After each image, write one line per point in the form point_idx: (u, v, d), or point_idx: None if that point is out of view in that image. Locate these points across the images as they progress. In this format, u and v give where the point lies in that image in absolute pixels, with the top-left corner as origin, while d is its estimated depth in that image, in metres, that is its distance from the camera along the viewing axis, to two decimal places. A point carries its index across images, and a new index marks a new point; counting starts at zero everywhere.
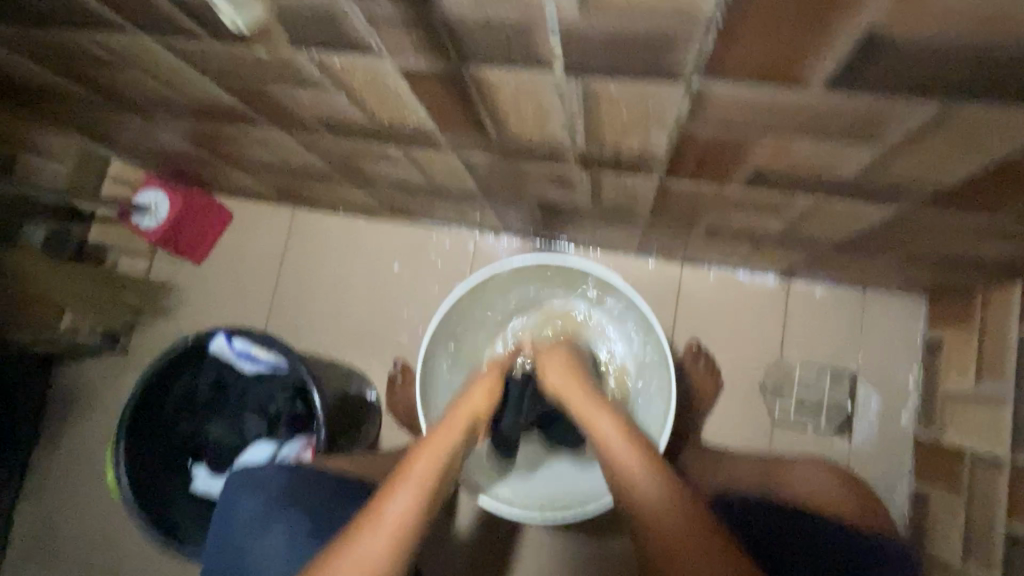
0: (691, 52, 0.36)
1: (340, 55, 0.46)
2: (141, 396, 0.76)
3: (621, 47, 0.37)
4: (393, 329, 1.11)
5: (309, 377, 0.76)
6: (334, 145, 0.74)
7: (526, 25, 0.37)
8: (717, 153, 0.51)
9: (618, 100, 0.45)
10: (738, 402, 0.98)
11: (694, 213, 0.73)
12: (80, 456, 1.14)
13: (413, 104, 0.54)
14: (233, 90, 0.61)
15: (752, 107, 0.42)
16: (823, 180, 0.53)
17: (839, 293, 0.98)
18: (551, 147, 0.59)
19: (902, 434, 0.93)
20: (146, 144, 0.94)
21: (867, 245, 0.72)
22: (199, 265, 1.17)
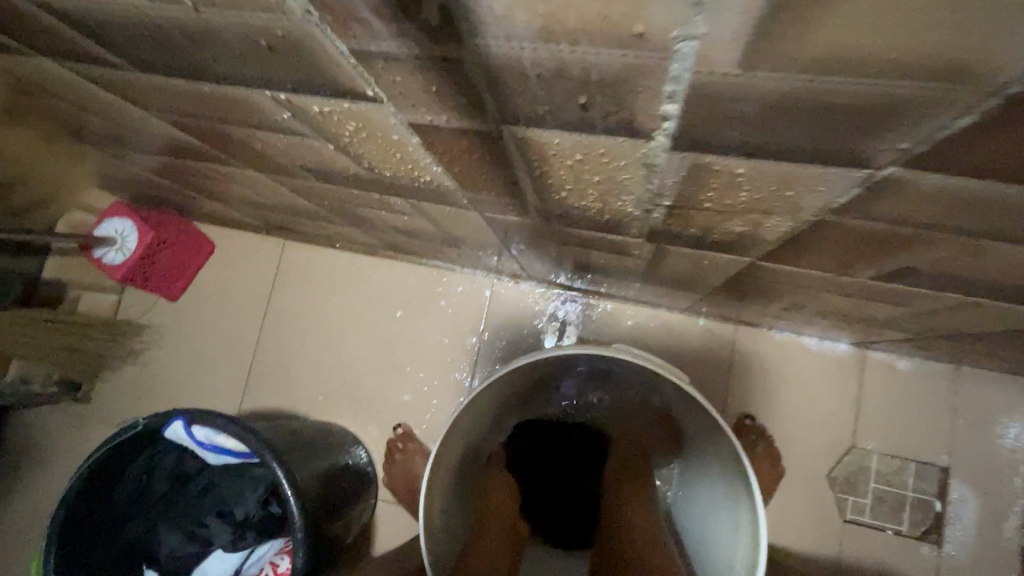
0: (912, 132, 0.21)
1: (320, 102, 0.31)
2: (76, 501, 0.60)
3: (782, 118, 0.22)
4: (394, 386, 0.96)
5: (286, 476, 0.61)
6: (325, 191, 0.58)
7: (622, 81, 0.22)
8: (860, 247, 0.36)
9: (736, 182, 0.30)
10: (801, 495, 0.82)
11: (780, 291, 0.57)
12: (30, 519, 1.00)
13: (427, 162, 0.39)
14: (188, 128, 0.46)
15: (967, 207, 0.26)
16: (1002, 287, 0.37)
17: (927, 368, 0.82)
18: (610, 219, 0.43)
19: (1006, 547, 0.76)
20: (108, 171, 0.80)
21: (1004, 340, 0.56)
22: (174, 303, 1.03)
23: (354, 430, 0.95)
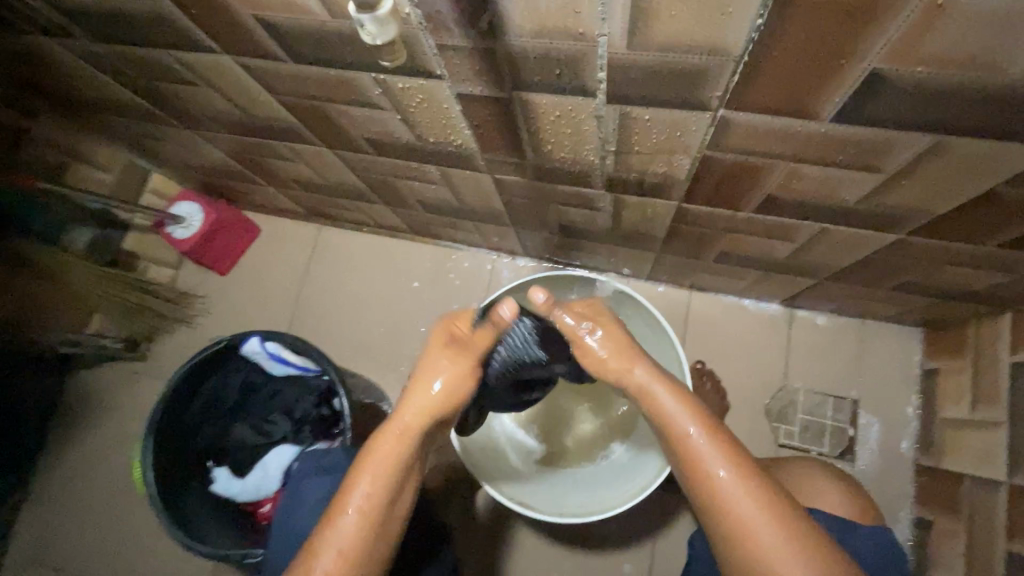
0: (720, 85, 0.43)
1: (406, 79, 0.52)
2: (173, 398, 0.79)
3: (660, 77, 0.43)
4: (410, 344, 1.14)
5: (337, 379, 0.79)
6: (375, 163, 0.79)
7: (580, 59, 0.43)
8: (734, 177, 0.57)
9: (650, 125, 0.51)
10: (743, 425, 1.01)
11: (707, 238, 0.78)
12: (90, 461, 1.15)
13: (462, 126, 0.60)
14: (294, 108, 0.67)
15: (770, 133, 0.48)
16: (828, 207, 0.59)
17: (840, 323, 1.03)
18: (581, 170, 0.64)
19: (903, 462, 0.96)
20: (189, 158, 1.00)
21: (868, 274, 0.77)
22: (224, 277, 1.22)
23: (376, 380, 1.13)
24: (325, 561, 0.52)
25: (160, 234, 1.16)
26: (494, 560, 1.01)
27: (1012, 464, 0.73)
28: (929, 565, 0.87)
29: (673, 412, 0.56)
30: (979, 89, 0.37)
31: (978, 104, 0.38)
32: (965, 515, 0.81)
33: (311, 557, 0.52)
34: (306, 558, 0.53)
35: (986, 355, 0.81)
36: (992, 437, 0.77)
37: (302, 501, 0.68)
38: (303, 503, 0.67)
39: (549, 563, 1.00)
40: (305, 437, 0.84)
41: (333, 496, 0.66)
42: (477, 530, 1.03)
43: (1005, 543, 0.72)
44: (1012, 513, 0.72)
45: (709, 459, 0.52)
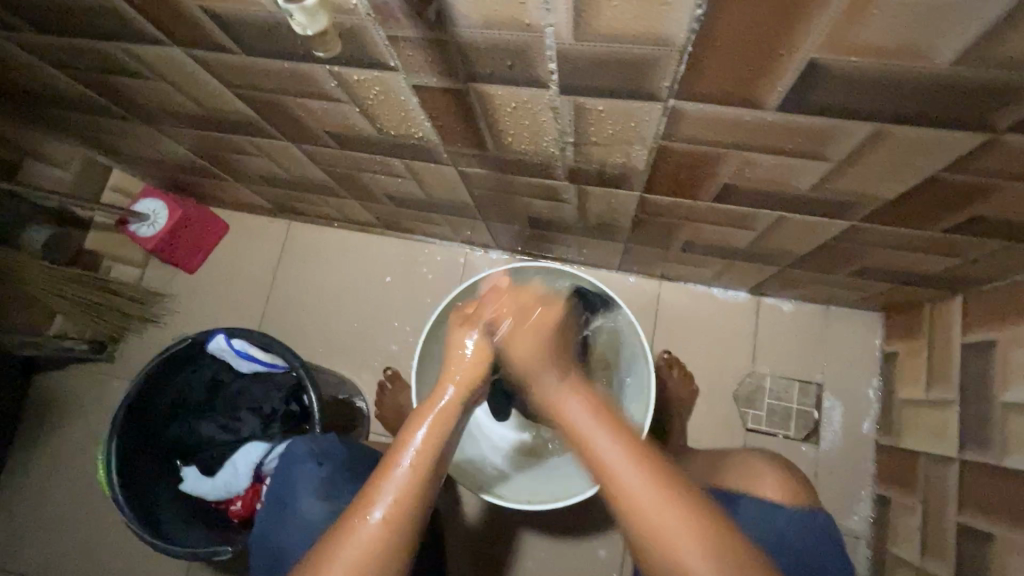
0: (666, 76, 0.43)
1: (361, 71, 0.52)
2: (137, 397, 0.79)
3: (608, 68, 0.44)
4: (383, 339, 1.14)
5: (305, 374, 0.79)
6: (339, 157, 0.78)
7: (528, 49, 0.43)
8: (691, 166, 0.58)
9: (605, 116, 0.51)
10: (712, 410, 1.04)
11: (671, 228, 0.79)
12: (58, 464, 1.13)
13: (421, 118, 0.60)
14: (251, 102, 0.66)
15: (719, 123, 0.48)
16: (782, 194, 0.60)
17: (804, 309, 1.05)
18: (543, 162, 0.65)
19: (865, 442, 0.99)
20: (150, 154, 0.98)
21: (827, 260, 0.79)
22: (192, 275, 1.19)
23: (350, 376, 1.12)
24: (380, 504, 0.50)
25: (123, 233, 1.13)
26: (472, 549, 1.02)
27: (962, 440, 0.76)
28: (889, 540, 0.91)
29: (597, 435, 0.52)
30: (910, 75, 0.38)
31: (912, 92, 0.40)
32: (921, 490, 0.84)
33: (367, 503, 0.50)
34: (360, 504, 0.51)
35: (940, 336, 0.84)
36: (945, 415, 0.80)
37: (298, 485, 0.68)
38: (302, 486, 0.68)
39: (525, 552, 1.02)
40: (274, 433, 0.83)
41: (324, 485, 0.67)
42: (453, 522, 1.03)
43: (956, 515, 0.75)
44: (963, 487, 0.75)
45: (635, 489, 0.49)
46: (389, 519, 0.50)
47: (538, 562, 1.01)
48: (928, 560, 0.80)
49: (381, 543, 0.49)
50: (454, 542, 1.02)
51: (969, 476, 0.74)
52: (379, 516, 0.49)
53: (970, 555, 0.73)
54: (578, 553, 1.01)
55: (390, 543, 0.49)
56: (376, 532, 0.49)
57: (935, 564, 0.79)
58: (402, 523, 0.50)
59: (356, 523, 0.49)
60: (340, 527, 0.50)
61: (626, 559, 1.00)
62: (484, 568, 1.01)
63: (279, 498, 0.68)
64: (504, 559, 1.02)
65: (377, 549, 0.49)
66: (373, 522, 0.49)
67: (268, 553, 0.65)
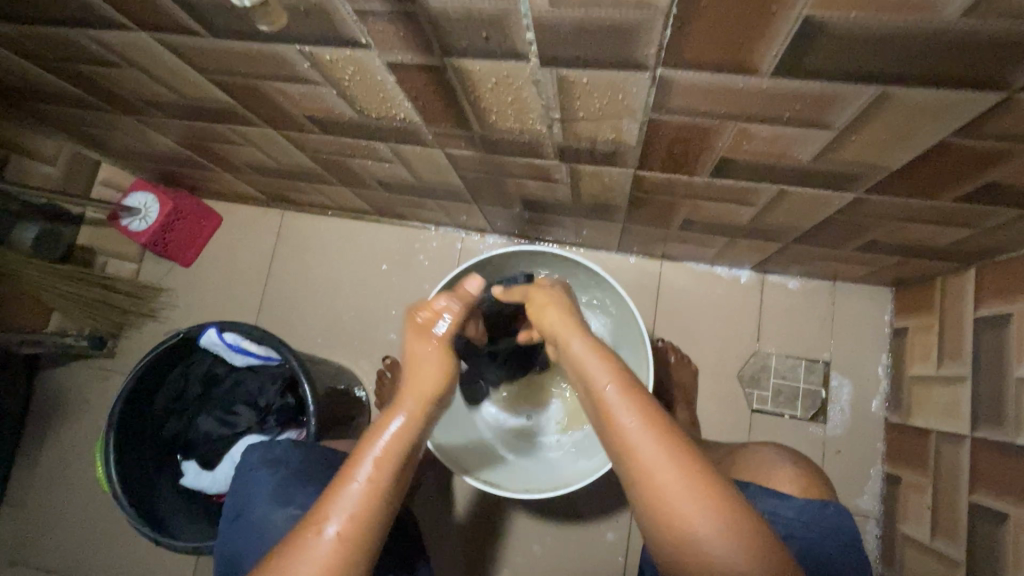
0: (652, 42, 0.40)
1: (333, 50, 0.49)
2: (130, 396, 0.78)
3: (590, 35, 0.41)
4: (381, 328, 1.13)
5: (299, 368, 0.78)
6: (324, 143, 0.76)
7: (504, 18, 0.41)
8: (685, 140, 0.55)
9: (590, 89, 0.48)
10: (717, 393, 1.02)
11: (670, 205, 0.76)
12: (64, 458, 1.14)
13: (400, 98, 0.57)
14: (227, 88, 0.64)
15: (711, 92, 0.45)
16: (782, 167, 0.57)
17: (811, 286, 1.02)
18: (531, 140, 0.62)
19: (874, 420, 0.97)
20: (137, 147, 0.96)
21: (833, 235, 0.76)
22: (188, 268, 1.19)
23: (349, 366, 1.11)
24: (335, 519, 0.50)
25: (116, 227, 1.12)
26: (474, 535, 1.02)
27: (975, 418, 0.73)
28: (898, 519, 0.89)
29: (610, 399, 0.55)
30: (918, 30, 0.35)
31: (920, 50, 0.36)
32: (932, 469, 0.81)
33: (319, 519, 0.50)
34: (313, 521, 0.50)
35: (952, 311, 0.81)
36: (957, 392, 0.77)
37: (251, 492, 0.67)
38: (255, 494, 0.66)
39: (529, 537, 1.01)
40: (270, 425, 0.83)
41: (279, 489, 0.66)
42: (455, 510, 1.03)
43: (968, 495, 0.73)
44: (975, 466, 0.73)
45: (635, 443, 0.52)
46: (343, 535, 0.49)
47: (544, 546, 1.01)
48: (938, 539, 0.78)
49: (340, 558, 0.48)
50: (459, 528, 1.03)
51: (982, 454, 0.71)
52: (334, 532, 0.49)
53: (981, 534, 0.71)
54: (582, 538, 1.00)
55: (344, 557, 0.49)
56: (332, 547, 0.48)
57: (945, 543, 0.77)
58: (357, 540, 0.50)
59: (310, 541, 0.49)
60: (291, 545, 0.49)
61: (631, 543, 0.99)
62: (489, 553, 1.02)
63: (232, 510, 0.67)
64: (510, 542, 1.02)
65: (333, 564, 0.48)
66: (327, 537, 0.49)
67: (228, 565, 0.65)
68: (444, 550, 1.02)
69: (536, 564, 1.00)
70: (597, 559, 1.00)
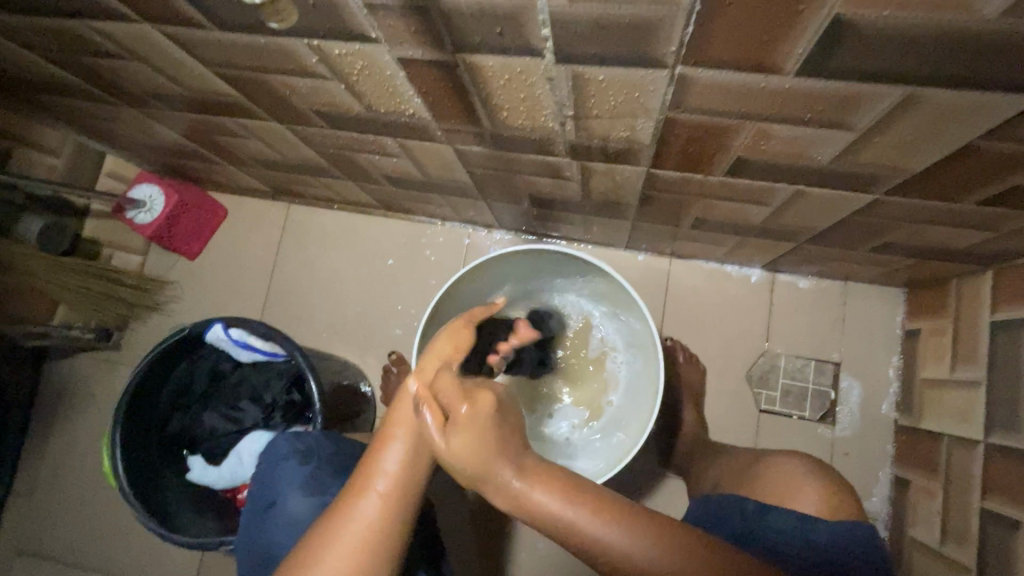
0: (672, 40, 0.39)
1: (342, 44, 0.48)
2: (137, 392, 0.78)
3: (608, 33, 0.39)
4: (387, 323, 1.12)
5: (304, 365, 0.77)
6: (330, 137, 0.75)
7: (519, 14, 0.39)
8: (701, 140, 0.54)
9: (606, 86, 0.47)
10: (726, 393, 1.01)
11: (682, 204, 0.75)
12: (71, 449, 1.14)
13: (409, 94, 0.56)
14: (233, 82, 0.63)
15: (731, 91, 0.44)
16: (801, 167, 0.56)
17: (822, 286, 1.01)
18: (543, 138, 0.60)
19: (884, 423, 0.96)
20: (142, 139, 0.95)
21: (847, 235, 0.74)
22: (193, 261, 1.18)
23: (355, 361, 1.11)
24: (380, 482, 0.50)
25: (121, 220, 1.12)
26: (480, 532, 1.02)
27: (989, 423, 0.72)
28: (906, 522, 0.88)
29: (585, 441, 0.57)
30: (952, 30, 0.33)
31: (950, 51, 0.35)
32: (942, 474, 0.81)
33: (365, 484, 0.50)
34: (358, 485, 0.50)
35: (967, 315, 0.79)
36: (970, 396, 0.76)
37: (281, 483, 0.66)
38: (287, 482, 0.65)
39: (535, 534, 1.01)
40: (276, 422, 0.83)
41: (314, 480, 0.65)
42: (460, 506, 1.03)
43: (980, 501, 0.72)
44: (987, 472, 0.72)
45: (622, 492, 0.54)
46: (390, 495, 0.49)
47: (549, 544, 1.01)
48: (948, 544, 0.78)
49: (380, 523, 0.48)
50: (465, 524, 1.03)
51: (995, 460, 0.70)
52: (377, 496, 0.49)
53: (994, 540, 0.70)
54: None
55: (391, 520, 0.49)
56: (377, 510, 0.49)
57: (955, 548, 0.76)
58: (402, 503, 0.50)
59: (355, 505, 0.49)
60: (336, 511, 0.49)
61: None
62: (495, 550, 1.02)
63: (262, 500, 0.66)
64: (514, 539, 1.02)
65: (380, 527, 0.48)
66: (372, 501, 0.49)
67: (254, 553, 0.64)
68: (450, 547, 1.02)
69: (541, 562, 1.00)
70: None
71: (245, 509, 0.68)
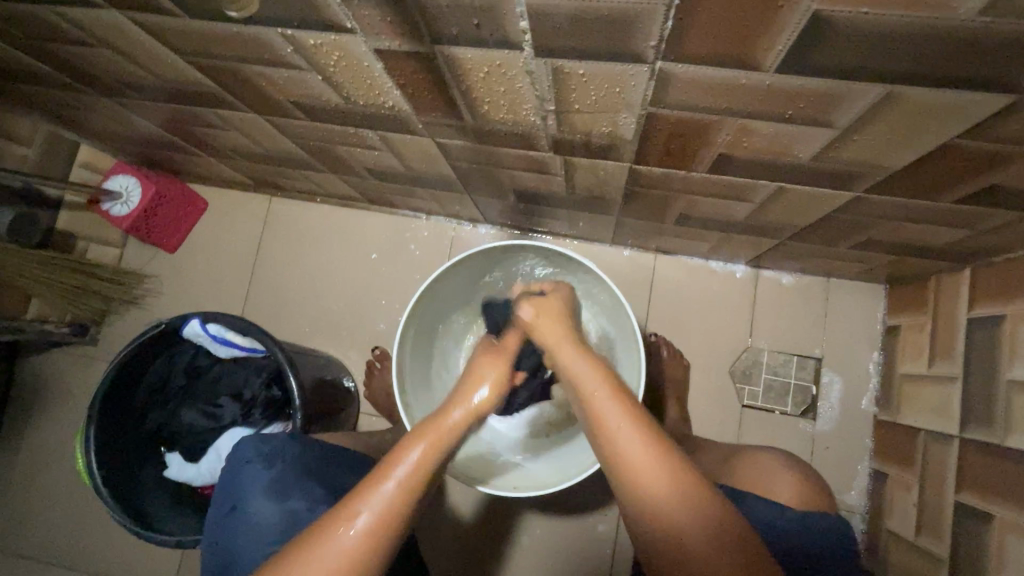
0: (651, 35, 0.38)
1: (317, 35, 0.47)
2: (111, 388, 0.77)
3: (587, 26, 0.39)
4: (371, 318, 1.11)
5: (283, 361, 0.76)
6: (310, 129, 0.73)
7: (496, 6, 0.38)
8: (683, 136, 0.54)
9: (586, 81, 0.46)
10: (709, 388, 1.02)
11: (666, 200, 0.74)
12: (48, 446, 1.12)
13: (388, 86, 0.55)
14: (207, 71, 0.61)
15: (711, 87, 0.44)
16: (783, 165, 0.55)
17: (805, 282, 1.01)
18: (525, 132, 0.60)
19: (863, 417, 0.97)
20: (117, 129, 0.92)
21: (828, 232, 0.75)
22: (173, 254, 1.16)
23: (338, 356, 1.10)
24: (363, 515, 0.49)
25: (97, 212, 1.09)
26: (464, 527, 1.02)
27: (964, 418, 0.73)
28: (883, 515, 0.90)
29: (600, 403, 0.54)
30: (929, 29, 0.33)
31: (928, 49, 0.35)
32: (919, 468, 0.82)
33: (348, 512, 0.49)
34: (342, 513, 0.49)
35: (945, 311, 0.80)
36: (947, 392, 0.77)
37: (245, 487, 0.65)
38: (250, 488, 0.64)
39: (519, 529, 1.02)
40: (255, 418, 0.82)
41: (276, 484, 0.64)
42: (444, 501, 1.03)
43: (954, 494, 0.73)
44: (961, 467, 0.73)
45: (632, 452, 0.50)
46: (371, 531, 0.48)
47: (533, 538, 1.01)
48: (923, 536, 0.79)
49: (357, 557, 0.47)
50: (449, 519, 1.03)
51: (970, 455, 0.72)
52: (360, 528, 0.48)
53: (966, 533, 0.71)
54: (572, 530, 1.01)
55: (367, 554, 0.48)
56: (355, 544, 0.47)
57: (930, 541, 0.78)
58: (382, 540, 0.49)
59: (334, 533, 0.48)
60: (313, 536, 0.48)
61: (621, 536, 1.00)
62: (479, 544, 1.02)
63: (226, 505, 0.65)
64: (498, 533, 1.02)
65: (353, 562, 0.47)
66: (353, 533, 0.48)
67: (218, 560, 0.63)
68: (434, 541, 1.02)
69: (525, 556, 1.01)
70: (586, 551, 1.00)
71: (209, 517, 0.67)
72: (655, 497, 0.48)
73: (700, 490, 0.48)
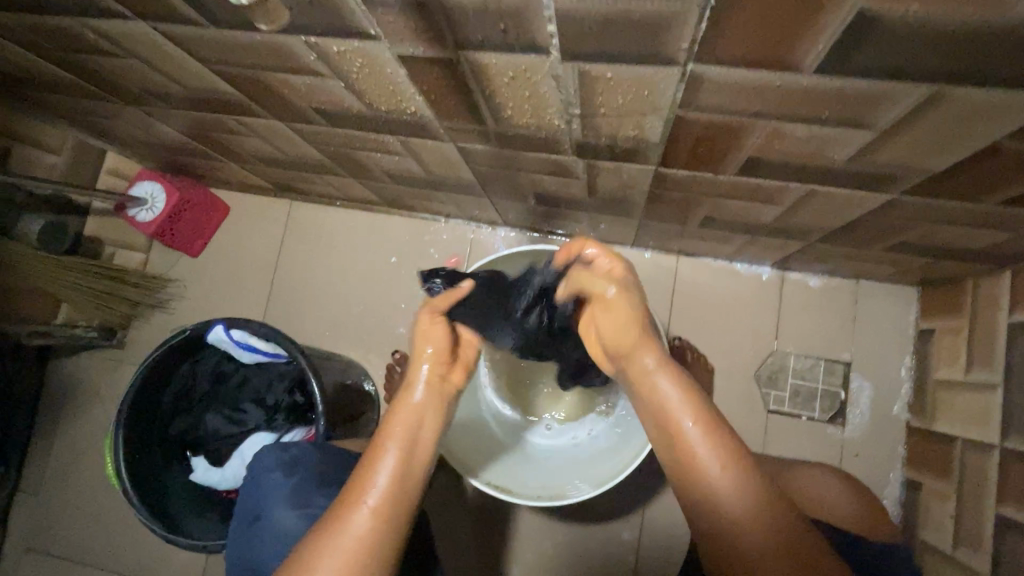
0: (683, 37, 0.37)
1: (341, 42, 0.47)
2: (140, 393, 0.78)
3: (618, 29, 0.38)
4: (390, 322, 1.11)
5: (307, 367, 0.76)
6: (332, 136, 0.73)
7: (524, 10, 0.38)
8: (711, 139, 0.52)
9: (614, 84, 0.45)
10: (734, 393, 1.00)
11: (690, 202, 0.73)
12: (77, 446, 1.15)
13: (411, 92, 0.54)
14: (230, 79, 0.61)
15: (744, 88, 0.42)
16: (816, 168, 0.54)
17: (833, 284, 0.99)
18: (548, 136, 0.59)
19: (895, 423, 0.94)
20: (143, 137, 0.94)
21: (859, 234, 0.72)
22: (196, 258, 1.18)
23: (359, 360, 1.10)
24: (371, 495, 0.52)
25: (123, 217, 1.11)
26: (484, 531, 1.02)
27: (1005, 427, 0.70)
28: (918, 526, 0.87)
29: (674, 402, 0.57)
30: (986, 26, 0.31)
31: (980, 47, 0.33)
32: (956, 477, 0.79)
33: (353, 498, 0.52)
34: (348, 499, 0.52)
35: (984, 316, 0.77)
36: (986, 399, 0.75)
37: (266, 497, 0.65)
38: (270, 498, 0.65)
39: (540, 534, 1.01)
40: (277, 424, 0.82)
41: (296, 493, 0.64)
42: (465, 505, 1.03)
43: (995, 506, 0.71)
44: (1003, 478, 0.70)
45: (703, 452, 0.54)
46: (380, 510, 0.51)
47: (554, 543, 1.00)
48: (961, 549, 0.76)
49: (369, 539, 0.50)
50: (469, 523, 1.02)
51: (1012, 466, 0.69)
52: (369, 508, 0.51)
53: (1009, 547, 0.68)
54: (594, 536, 0.99)
55: (382, 531, 0.51)
56: (369, 525, 0.50)
57: (968, 554, 0.75)
58: (391, 516, 0.52)
59: (347, 516, 0.51)
60: (329, 523, 0.51)
61: (643, 542, 0.98)
62: (499, 548, 1.01)
63: (250, 512, 0.66)
64: (519, 538, 1.01)
65: (371, 542, 0.50)
66: (365, 514, 0.51)
67: (242, 569, 0.63)
68: (454, 545, 1.02)
69: (545, 561, 1.00)
70: (608, 557, 0.99)
71: (234, 524, 0.68)
72: (719, 511, 0.52)
73: (761, 507, 0.51)
